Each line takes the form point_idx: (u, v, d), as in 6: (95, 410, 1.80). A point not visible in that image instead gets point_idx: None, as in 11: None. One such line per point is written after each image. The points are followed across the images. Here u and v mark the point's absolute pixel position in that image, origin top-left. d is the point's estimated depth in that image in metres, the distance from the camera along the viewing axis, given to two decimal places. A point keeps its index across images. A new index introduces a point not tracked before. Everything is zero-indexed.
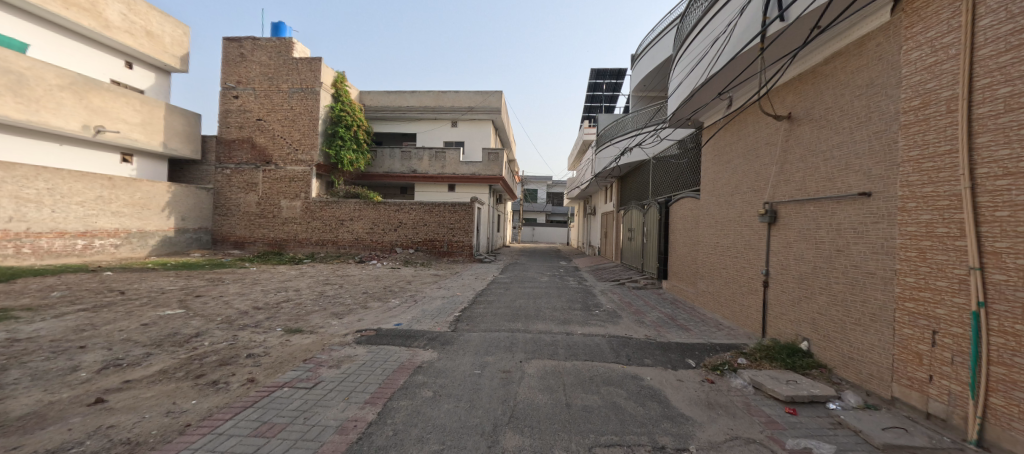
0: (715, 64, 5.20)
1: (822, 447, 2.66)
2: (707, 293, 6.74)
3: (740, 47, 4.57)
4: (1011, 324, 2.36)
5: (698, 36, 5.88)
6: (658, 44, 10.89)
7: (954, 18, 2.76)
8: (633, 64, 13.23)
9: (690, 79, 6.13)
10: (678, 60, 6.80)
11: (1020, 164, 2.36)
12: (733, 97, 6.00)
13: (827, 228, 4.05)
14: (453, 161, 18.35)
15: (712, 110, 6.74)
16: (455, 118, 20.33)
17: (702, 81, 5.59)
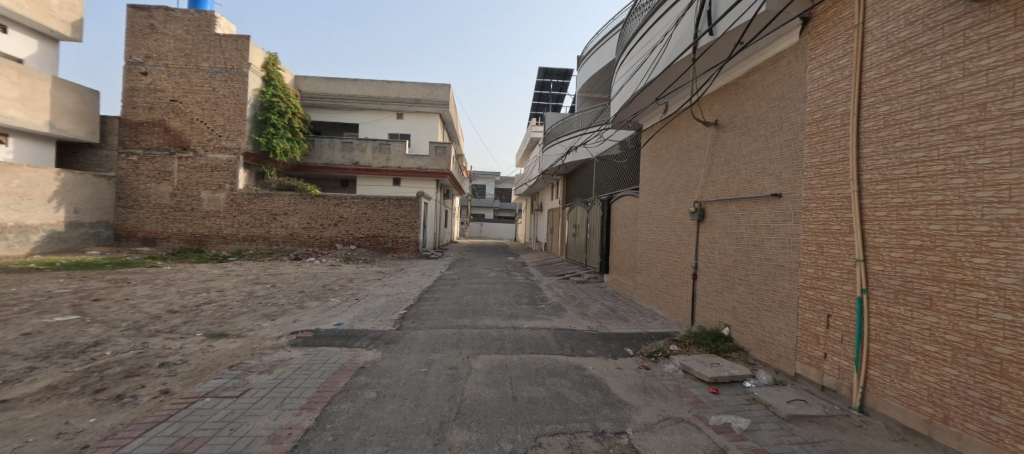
0: (654, 70, 5.49)
1: (739, 421, 2.97)
2: (644, 286, 7.19)
3: (676, 56, 4.87)
4: (887, 307, 2.81)
5: (638, 43, 6.19)
6: (602, 48, 11.31)
7: (848, 43, 3.18)
8: (579, 66, 13.64)
9: (631, 83, 6.43)
10: (621, 63, 7.08)
11: (894, 171, 2.80)
12: (669, 102, 6.41)
13: (746, 225, 4.46)
14: (399, 154, 17.71)
15: (650, 114, 7.15)
16: (401, 110, 19.64)
17: (642, 86, 5.90)
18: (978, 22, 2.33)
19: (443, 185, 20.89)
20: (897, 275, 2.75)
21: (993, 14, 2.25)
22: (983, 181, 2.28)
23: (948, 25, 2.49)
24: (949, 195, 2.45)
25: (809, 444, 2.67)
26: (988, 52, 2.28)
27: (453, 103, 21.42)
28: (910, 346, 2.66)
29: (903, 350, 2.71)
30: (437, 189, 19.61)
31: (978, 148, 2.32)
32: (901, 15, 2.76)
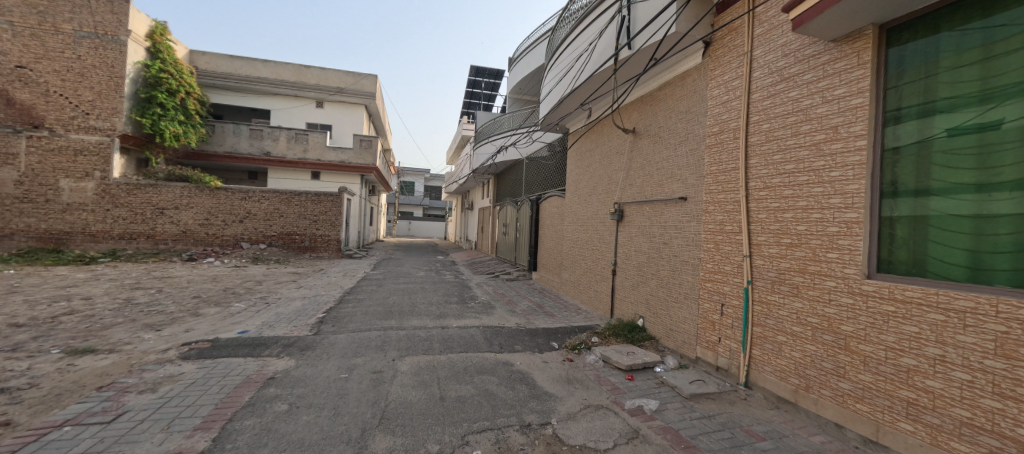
0: (580, 76, 5.77)
1: (650, 403, 3.27)
2: (568, 282, 7.55)
3: (599, 65, 5.20)
4: (767, 295, 3.32)
5: (566, 51, 6.48)
6: (533, 52, 11.66)
7: (739, 68, 3.67)
8: (510, 67, 13.85)
9: (558, 88, 6.70)
10: (550, 68, 7.33)
11: (773, 180, 3.30)
12: (592, 109, 6.80)
13: (657, 225, 4.89)
14: (318, 145, 16.43)
15: (576, 119, 7.53)
16: (322, 98, 18.22)
17: (569, 91, 6.17)
18: (832, 59, 2.86)
19: (368, 181, 19.87)
20: (774, 268, 3.26)
21: (844, 54, 2.78)
22: (834, 190, 2.81)
23: (812, 59, 3.01)
24: (811, 201, 2.97)
25: (706, 418, 3.04)
26: (839, 84, 2.81)
27: (380, 95, 20.45)
28: (783, 328, 3.18)
29: (777, 331, 3.23)
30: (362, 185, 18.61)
31: (831, 163, 2.84)
32: (779, 47, 3.26)
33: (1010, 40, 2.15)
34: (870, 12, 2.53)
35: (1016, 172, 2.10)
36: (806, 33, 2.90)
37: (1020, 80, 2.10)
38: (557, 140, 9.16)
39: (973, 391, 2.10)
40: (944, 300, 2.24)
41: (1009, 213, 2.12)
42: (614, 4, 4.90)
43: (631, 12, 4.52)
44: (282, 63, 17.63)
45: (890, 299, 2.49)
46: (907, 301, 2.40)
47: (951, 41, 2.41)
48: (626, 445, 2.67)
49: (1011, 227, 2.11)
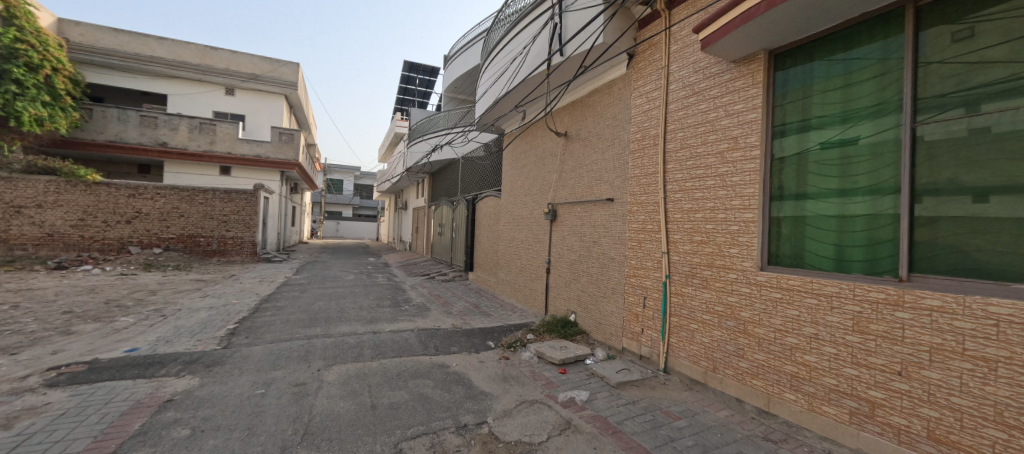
0: (514, 78, 5.87)
1: (581, 394, 3.44)
2: (505, 281, 7.66)
3: (532, 69, 5.33)
4: (681, 287, 3.67)
5: (501, 52, 6.55)
6: (469, 51, 11.62)
7: (659, 80, 4.00)
8: (446, 65, 13.67)
9: (494, 88, 6.74)
10: (485, 68, 7.36)
11: (686, 183, 3.65)
12: (526, 111, 6.96)
13: (588, 224, 5.14)
14: (228, 137, 14.66)
15: (510, 120, 7.65)
16: (233, 85, 16.37)
17: (504, 92, 6.25)
18: (733, 77, 3.27)
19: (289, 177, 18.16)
20: (687, 263, 3.61)
21: (742, 73, 3.20)
22: (735, 193, 3.21)
23: (717, 77, 3.40)
24: (717, 203, 3.35)
25: (631, 404, 3.28)
26: (739, 100, 3.22)
27: (303, 85, 18.90)
28: (695, 317, 3.53)
29: (690, 320, 3.58)
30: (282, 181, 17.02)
31: (733, 169, 3.23)
32: (691, 64, 3.62)
33: (862, 72, 2.66)
34: (761, 39, 2.96)
35: (868, 179, 2.59)
36: (712, 54, 3.29)
37: (869, 105, 2.61)
38: (493, 140, 9.23)
39: (837, 362, 2.57)
40: (817, 286, 2.70)
41: (863, 213, 2.61)
42: (548, 11, 5.07)
43: (563, 20, 4.71)
44: (183, 43, 15.53)
45: (778, 287, 2.92)
46: (791, 288, 2.84)
47: (821, 69, 2.90)
48: (558, 436, 2.78)
49: (864, 225, 2.60)
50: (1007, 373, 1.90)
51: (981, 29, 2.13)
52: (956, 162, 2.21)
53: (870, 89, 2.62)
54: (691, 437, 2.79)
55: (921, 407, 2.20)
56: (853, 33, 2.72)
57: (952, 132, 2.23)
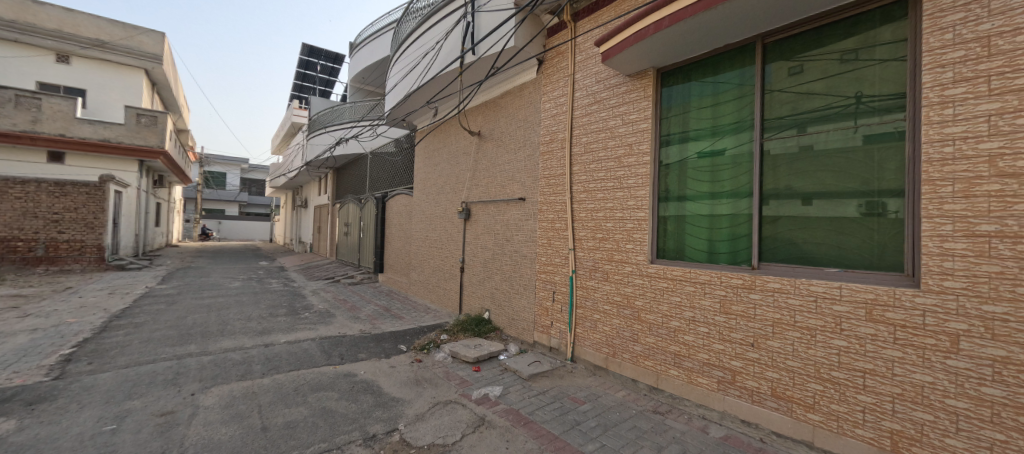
0: (426, 74, 5.71)
1: (495, 390, 3.51)
2: (418, 282, 7.44)
3: (444, 66, 5.25)
4: (586, 281, 3.96)
5: (412, 45, 6.32)
6: (378, 40, 11.01)
7: (565, 86, 4.25)
8: (352, 52, 12.75)
9: (404, 82, 6.48)
10: (395, 60, 7.03)
11: (590, 185, 3.94)
12: (438, 108, 6.84)
13: (501, 223, 5.24)
14: (62, 115, 11.70)
15: (422, 116, 7.43)
16: (67, 51, 13.14)
17: (415, 87, 6.04)
18: (628, 90, 3.63)
19: (149, 166, 15.17)
20: (590, 258, 3.91)
21: (636, 87, 3.57)
22: (630, 194, 3.56)
23: (615, 88, 3.74)
24: (615, 203, 3.69)
25: (541, 394, 3.44)
26: (633, 111, 3.58)
27: (170, 57, 15.91)
28: (598, 308, 3.84)
29: (594, 311, 3.89)
30: (138, 173, 14.15)
31: (628, 172, 3.58)
32: (593, 74, 3.91)
33: (726, 93, 3.17)
34: (650, 58, 3.33)
35: (731, 185, 3.11)
36: (611, 67, 3.59)
37: (731, 123, 3.13)
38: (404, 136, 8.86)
39: (708, 339, 3.03)
40: (694, 276, 3.14)
41: (728, 213, 3.12)
42: (460, 9, 5.05)
43: (475, 20, 4.74)
44: None
45: (664, 277, 3.32)
46: (674, 278, 3.25)
47: (696, 88, 3.37)
48: (472, 434, 2.80)
49: (728, 222, 3.11)
50: (822, 337, 2.47)
51: (808, 67, 2.74)
52: (791, 173, 2.80)
53: (732, 108, 3.14)
54: (594, 418, 3.03)
55: (767, 371, 2.72)
56: (718, 59, 3.22)
57: (788, 148, 2.81)
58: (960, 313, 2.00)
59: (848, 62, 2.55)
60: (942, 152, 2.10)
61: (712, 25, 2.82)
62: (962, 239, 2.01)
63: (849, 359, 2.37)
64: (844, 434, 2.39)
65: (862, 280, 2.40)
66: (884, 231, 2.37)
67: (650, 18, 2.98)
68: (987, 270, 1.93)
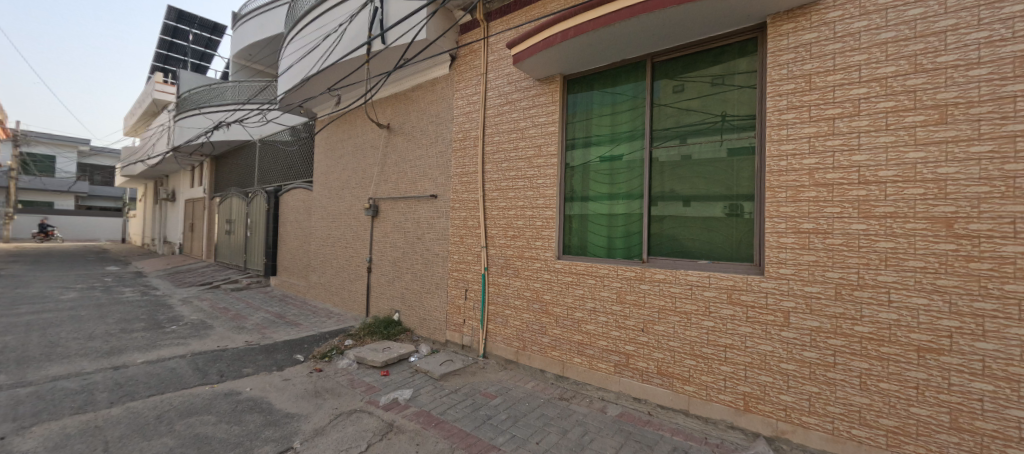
0: (328, 57, 5.24)
1: (404, 393, 3.38)
2: (319, 285, 6.82)
3: (349, 51, 4.88)
4: (497, 277, 4.04)
5: (311, 24, 5.74)
6: (272, 14, 9.77)
7: (478, 85, 4.27)
8: (236, 23, 11.08)
9: (302, 64, 5.85)
10: (291, 39, 6.32)
11: (501, 184, 4.02)
12: (342, 96, 6.34)
13: (411, 221, 5.06)
14: None
15: (323, 102, 6.79)
16: None
17: (315, 70, 5.49)
18: (538, 93, 3.79)
19: None
20: (502, 255, 4.00)
21: (545, 91, 3.75)
22: (539, 194, 3.73)
23: (526, 90, 3.87)
24: (526, 202, 3.83)
25: (452, 393, 3.42)
26: (542, 114, 3.75)
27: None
28: (509, 303, 3.95)
29: (505, 306, 3.99)
30: None
31: (538, 173, 3.75)
32: (505, 76, 4.00)
33: (622, 104, 3.49)
34: (557, 65, 3.52)
35: (626, 187, 3.44)
36: (522, 70, 3.71)
37: (627, 130, 3.46)
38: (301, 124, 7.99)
39: (607, 327, 3.32)
40: (595, 270, 3.41)
41: (624, 212, 3.45)
42: None
43: (384, 6, 4.50)
44: None
45: (569, 272, 3.55)
46: (578, 273, 3.49)
47: (597, 96, 3.65)
48: (379, 442, 2.66)
49: (624, 221, 3.45)
50: (696, 319, 2.88)
51: (686, 86, 3.16)
52: (673, 178, 3.20)
53: (627, 118, 3.47)
54: (504, 411, 3.10)
55: (654, 352, 3.08)
56: (616, 72, 3.54)
57: (671, 156, 3.21)
58: (790, 293, 2.53)
59: (716, 85, 3.01)
60: (779, 165, 2.60)
61: (611, 40, 3.10)
62: (792, 234, 2.53)
63: (715, 336, 2.80)
64: (710, 400, 2.82)
65: (724, 270, 2.86)
66: (741, 228, 2.86)
67: (558, 27, 3.14)
68: (807, 259, 2.47)
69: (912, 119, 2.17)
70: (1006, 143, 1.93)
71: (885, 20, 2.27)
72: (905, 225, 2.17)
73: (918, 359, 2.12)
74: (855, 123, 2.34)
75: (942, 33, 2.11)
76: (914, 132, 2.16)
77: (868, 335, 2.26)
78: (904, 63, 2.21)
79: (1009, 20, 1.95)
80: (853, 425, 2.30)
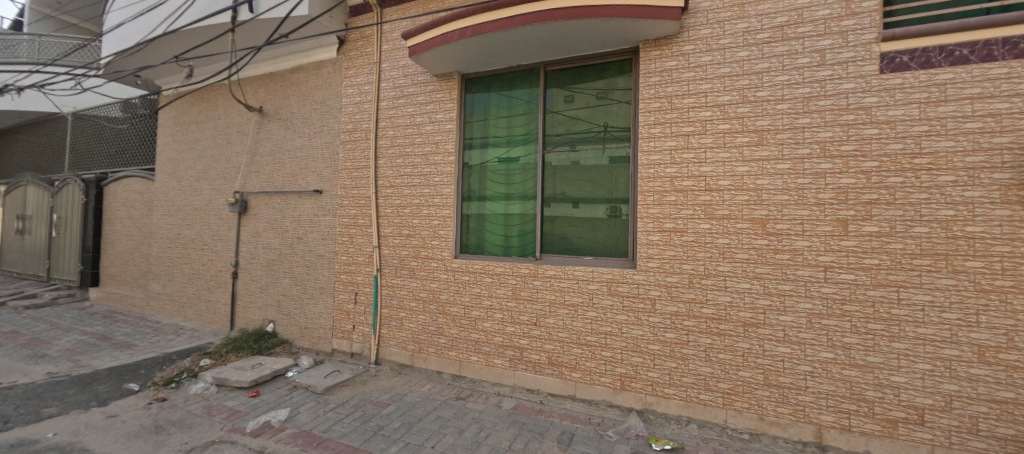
0: (179, 20, 4.34)
1: (279, 414, 2.98)
2: (165, 296, 5.62)
3: (209, 16, 4.11)
4: (391, 279, 3.85)
5: None
6: None
7: (370, 74, 4.00)
8: None
9: (140, 23, 4.73)
10: None
11: (395, 180, 3.84)
12: (200, 69, 5.32)
13: (290, 219, 4.51)
14: None
15: (173, 73, 5.60)
16: None
17: (161, 34, 4.50)
18: (436, 89, 3.71)
19: None
20: (396, 256, 3.82)
21: (442, 88, 3.68)
22: (436, 192, 3.66)
23: (423, 85, 3.76)
24: (421, 200, 3.72)
25: (339, 406, 3.14)
26: (439, 110, 3.68)
27: None
28: (403, 305, 3.79)
29: (399, 309, 3.82)
30: None
31: (434, 170, 3.67)
32: (401, 67, 3.83)
33: (518, 108, 3.62)
34: (455, 63, 3.49)
35: (521, 187, 3.58)
36: (418, 63, 3.58)
37: (523, 133, 3.60)
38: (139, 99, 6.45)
39: (502, 323, 3.41)
40: (491, 268, 3.47)
41: (519, 212, 3.59)
42: None
43: None
44: None
45: (465, 270, 3.55)
46: (475, 272, 3.51)
47: (495, 98, 3.72)
48: None
49: (519, 220, 3.58)
50: (582, 310, 3.14)
51: (574, 96, 3.41)
52: (563, 181, 3.43)
53: (522, 122, 3.61)
54: (397, 419, 2.95)
55: (546, 343, 3.26)
56: (512, 76, 3.65)
57: (562, 160, 3.43)
58: (656, 283, 2.91)
59: (600, 99, 3.31)
60: (647, 172, 2.97)
61: (507, 45, 3.19)
62: (657, 233, 2.93)
63: (597, 325, 3.09)
64: (593, 383, 3.10)
65: (605, 265, 3.16)
66: (617, 228, 3.20)
67: (455, 23, 3.11)
68: (668, 253, 2.88)
69: (740, 139, 2.69)
70: (797, 163, 2.53)
71: (723, 57, 2.77)
72: (735, 225, 2.69)
73: (744, 332, 2.64)
74: (702, 140, 2.80)
75: (760, 74, 2.66)
76: (741, 150, 2.68)
77: (710, 316, 2.74)
78: (735, 94, 2.72)
79: (800, 69, 2.56)
80: (700, 391, 2.75)
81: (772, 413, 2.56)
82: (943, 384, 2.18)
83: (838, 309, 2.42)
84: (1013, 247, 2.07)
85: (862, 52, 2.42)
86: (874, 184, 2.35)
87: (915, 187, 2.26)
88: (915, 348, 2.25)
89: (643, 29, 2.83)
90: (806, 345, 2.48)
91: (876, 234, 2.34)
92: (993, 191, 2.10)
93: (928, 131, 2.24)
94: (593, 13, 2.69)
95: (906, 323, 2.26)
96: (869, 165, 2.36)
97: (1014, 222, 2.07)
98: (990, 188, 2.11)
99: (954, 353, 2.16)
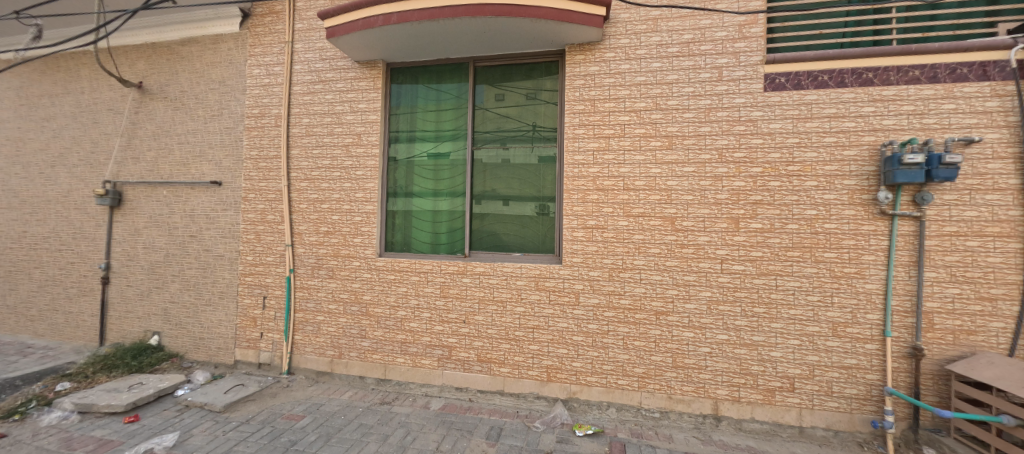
0: None
1: (166, 438, 2.59)
2: (7, 308, 4.57)
3: None
4: (306, 280, 3.55)
5: None
6: None
7: (281, 54, 3.63)
8: None
9: None
10: None
11: (312, 173, 3.55)
12: (55, 30, 4.37)
13: (180, 214, 3.92)
14: None
15: (15, 32, 4.53)
16: None
17: None
18: (359, 77, 3.48)
19: None
20: (313, 254, 3.53)
21: (365, 76, 3.47)
22: (358, 187, 3.44)
23: (343, 71, 3.51)
24: (342, 195, 3.48)
25: (244, 423, 2.82)
26: (362, 100, 3.46)
27: None
28: (321, 308, 3.52)
29: (317, 313, 3.54)
30: None
31: (356, 163, 3.45)
32: (317, 50, 3.53)
33: (446, 103, 3.55)
34: (379, 50, 3.31)
35: (450, 184, 3.52)
36: (337, 47, 3.32)
37: (451, 128, 3.54)
38: None
39: (430, 323, 3.33)
40: (419, 266, 3.36)
41: (447, 209, 3.52)
42: None
43: None
44: None
45: (391, 269, 3.40)
46: (401, 270, 3.37)
47: (422, 91, 3.60)
48: None
49: (448, 218, 3.51)
50: (509, 306, 3.18)
51: (504, 94, 3.43)
52: (492, 177, 3.44)
53: (450, 117, 3.55)
54: (314, 431, 2.72)
55: (474, 340, 3.25)
56: (441, 70, 3.56)
57: (492, 158, 3.44)
58: (580, 277, 3.05)
59: (530, 98, 3.37)
60: (572, 171, 3.10)
61: (435, 35, 3.10)
62: (580, 229, 3.07)
63: (525, 320, 3.15)
64: (520, 377, 3.16)
65: (532, 260, 3.24)
66: (543, 225, 3.30)
67: (379, 8, 2.94)
68: (590, 249, 3.04)
69: (653, 143, 2.93)
70: (699, 167, 2.83)
71: (639, 67, 2.98)
72: (648, 222, 2.92)
73: (656, 319, 2.89)
74: (620, 143, 2.99)
75: (669, 84, 2.91)
76: (654, 154, 2.92)
77: (626, 306, 2.95)
78: (649, 101, 2.95)
79: (702, 83, 2.85)
80: (619, 376, 2.95)
81: (678, 392, 2.83)
82: (808, 356, 2.60)
83: (730, 296, 2.76)
84: (857, 241, 2.54)
85: (750, 71, 2.77)
86: (759, 187, 2.71)
87: (789, 190, 2.65)
88: (788, 327, 2.64)
89: (568, 33, 2.94)
90: (706, 329, 2.79)
91: (760, 230, 2.70)
92: (843, 195, 2.56)
93: (798, 142, 2.65)
94: (522, 12, 2.73)
95: (782, 305, 2.66)
96: (755, 170, 2.72)
97: (857, 220, 2.53)
98: (841, 192, 2.56)
99: (816, 329, 2.59)
